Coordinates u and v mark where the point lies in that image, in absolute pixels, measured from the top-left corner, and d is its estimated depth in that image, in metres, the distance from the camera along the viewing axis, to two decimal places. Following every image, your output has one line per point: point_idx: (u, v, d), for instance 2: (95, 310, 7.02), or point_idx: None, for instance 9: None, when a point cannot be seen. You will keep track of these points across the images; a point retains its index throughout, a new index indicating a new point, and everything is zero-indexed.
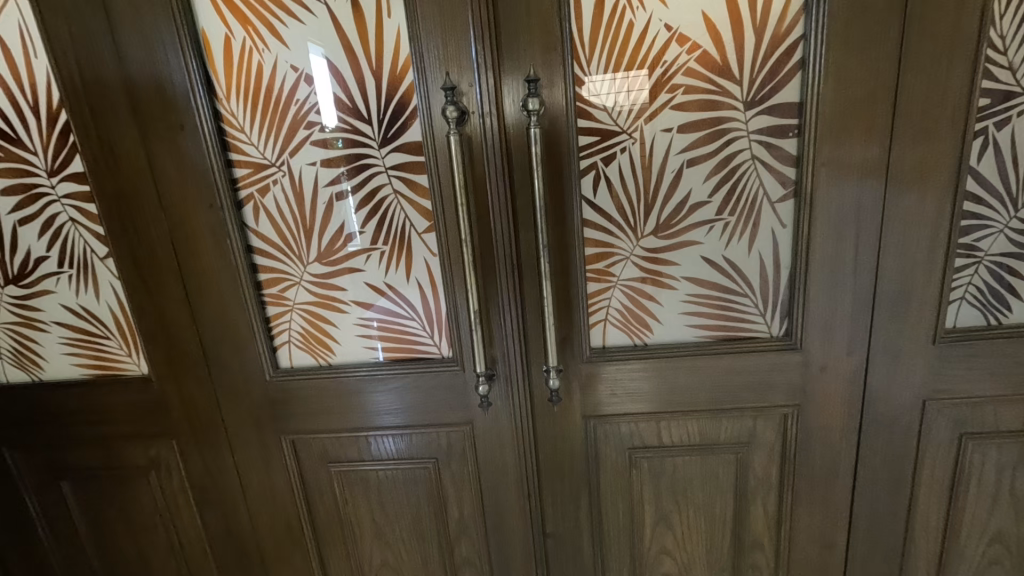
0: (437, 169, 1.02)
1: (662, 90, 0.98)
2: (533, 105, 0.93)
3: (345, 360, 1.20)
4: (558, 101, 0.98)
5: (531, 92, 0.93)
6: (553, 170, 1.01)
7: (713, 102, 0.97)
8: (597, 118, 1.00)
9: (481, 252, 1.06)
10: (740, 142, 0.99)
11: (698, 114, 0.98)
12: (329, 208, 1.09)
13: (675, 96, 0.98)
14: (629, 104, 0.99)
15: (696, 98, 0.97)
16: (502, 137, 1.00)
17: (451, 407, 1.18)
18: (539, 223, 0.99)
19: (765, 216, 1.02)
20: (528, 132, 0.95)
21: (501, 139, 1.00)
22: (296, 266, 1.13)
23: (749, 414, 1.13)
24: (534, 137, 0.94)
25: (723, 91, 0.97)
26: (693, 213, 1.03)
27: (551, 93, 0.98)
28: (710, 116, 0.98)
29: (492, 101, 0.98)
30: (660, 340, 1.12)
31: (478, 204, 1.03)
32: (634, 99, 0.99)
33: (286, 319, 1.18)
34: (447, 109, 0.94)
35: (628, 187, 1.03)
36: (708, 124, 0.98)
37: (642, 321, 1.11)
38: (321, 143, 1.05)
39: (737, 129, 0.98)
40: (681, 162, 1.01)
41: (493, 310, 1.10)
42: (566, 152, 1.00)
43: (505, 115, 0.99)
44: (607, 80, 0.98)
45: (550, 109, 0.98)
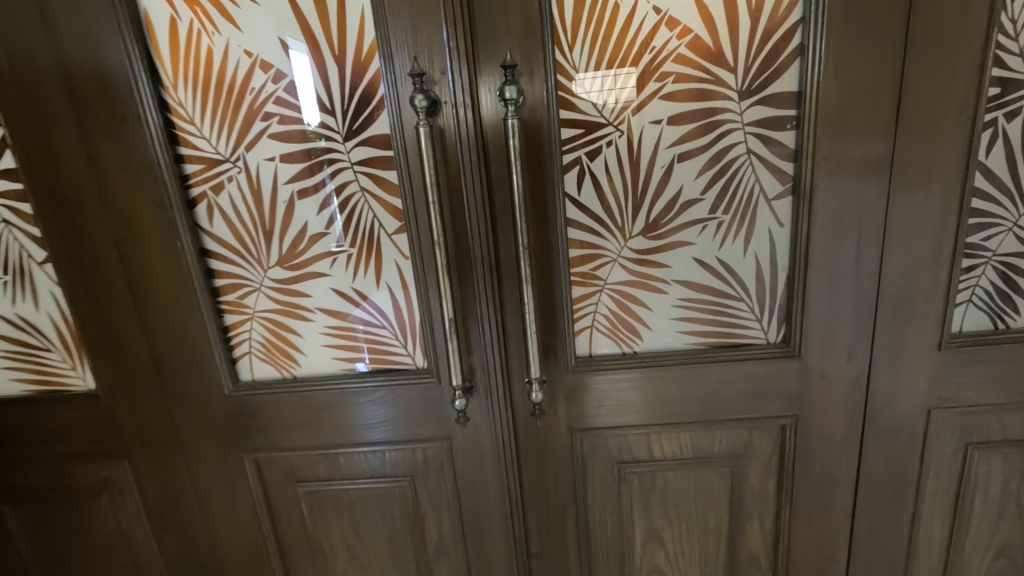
0: (406, 165, 0.94)
1: (651, 79, 0.91)
2: (511, 95, 0.85)
3: (312, 372, 1.11)
4: (538, 91, 0.90)
5: (508, 79, 0.85)
6: (534, 167, 0.93)
7: (706, 91, 0.90)
8: (581, 108, 0.92)
9: (456, 255, 0.98)
10: (735, 135, 0.91)
11: (690, 105, 0.91)
12: (291, 208, 1.00)
13: (665, 85, 0.90)
14: (615, 93, 0.91)
15: (688, 87, 0.90)
16: (478, 129, 0.91)
17: (427, 423, 1.09)
18: (519, 223, 0.90)
19: (762, 215, 0.95)
20: (505, 123, 0.86)
21: (477, 132, 0.91)
22: (256, 271, 1.04)
23: (745, 425, 1.06)
24: (511, 130, 0.86)
25: (716, 80, 0.89)
26: (685, 212, 0.96)
27: (531, 82, 0.90)
28: (703, 106, 0.91)
29: (465, 90, 0.90)
30: (650, 348, 1.05)
31: (452, 203, 0.95)
32: (620, 89, 0.91)
33: (247, 329, 1.08)
34: (415, 97, 0.85)
35: (615, 183, 0.95)
36: (700, 116, 0.91)
37: (631, 328, 1.04)
38: (279, 136, 0.96)
39: (731, 121, 0.91)
40: (671, 156, 0.93)
41: (471, 317, 1.02)
42: (547, 147, 0.92)
43: (480, 105, 0.91)
44: (591, 69, 0.91)
45: (530, 100, 0.90)
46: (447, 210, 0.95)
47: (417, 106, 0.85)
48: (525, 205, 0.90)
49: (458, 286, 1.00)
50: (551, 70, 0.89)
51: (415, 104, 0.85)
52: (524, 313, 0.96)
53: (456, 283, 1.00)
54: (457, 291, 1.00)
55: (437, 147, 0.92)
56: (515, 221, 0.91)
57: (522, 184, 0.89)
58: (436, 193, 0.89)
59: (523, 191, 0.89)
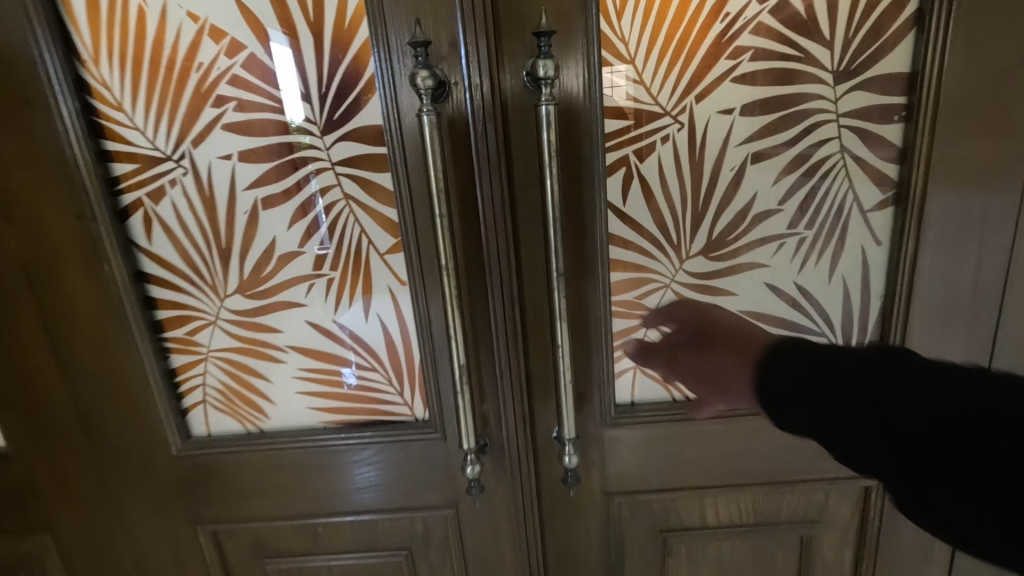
0: (402, 167, 0.72)
1: (721, 57, 0.71)
2: (548, 72, 0.64)
3: (283, 425, 0.88)
4: (578, 72, 0.70)
5: (543, 53, 0.64)
6: (569, 170, 0.73)
7: (793, 73, 0.71)
8: (631, 93, 0.72)
9: (468, 281, 0.77)
10: (826, 130, 0.72)
11: (771, 91, 0.71)
12: (253, 220, 0.77)
13: (740, 63, 0.71)
14: (675, 74, 0.72)
15: (770, 65, 0.71)
16: (499, 121, 0.70)
17: (430, 488, 0.88)
18: (552, 243, 0.70)
19: (855, 230, 0.76)
20: (538, 111, 0.66)
21: (498, 124, 0.70)
22: (210, 300, 0.82)
23: (822, 486, 0.87)
24: (546, 121, 0.65)
25: (806, 58, 0.70)
26: (758, 226, 0.77)
27: (569, 60, 0.69)
28: (787, 91, 0.71)
29: (483, 69, 0.68)
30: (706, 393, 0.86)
31: (463, 216, 0.74)
32: (682, 68, 0.71)
33: (200, 373, 0.86)
34: (417, 75, 0.63)
35: (671, 190, 0.76)
36: (783, 104, 0.72)
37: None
38: (236, 127, 0.73)
39: (822, 111, 0.72)
40: (744, 155, 0.74)
41: (486, 358, 0.81)
42: (588, 145, 0.72)
43: (503, 89, 0.70)
44: (645, 42, 0.70)
45: (567, 83, 0.70)
46: (456, 224, 0.74)
47: (420, 88, 0.64)
48: (561, 218, 0.70)
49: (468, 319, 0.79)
50: (596, 44, 0.69)
51: (416, 84, 0.63)
52: (555, 354, 0.76)
53: (467, 317, 0.79)
54: (468, 326, 0.79)
55: (446, 143, 0.71)
56: (547, 239, 0.70)
57: (557, 191, 0.69)
58: (444, 203, 0.67)
59: (559, 201, 0.69)
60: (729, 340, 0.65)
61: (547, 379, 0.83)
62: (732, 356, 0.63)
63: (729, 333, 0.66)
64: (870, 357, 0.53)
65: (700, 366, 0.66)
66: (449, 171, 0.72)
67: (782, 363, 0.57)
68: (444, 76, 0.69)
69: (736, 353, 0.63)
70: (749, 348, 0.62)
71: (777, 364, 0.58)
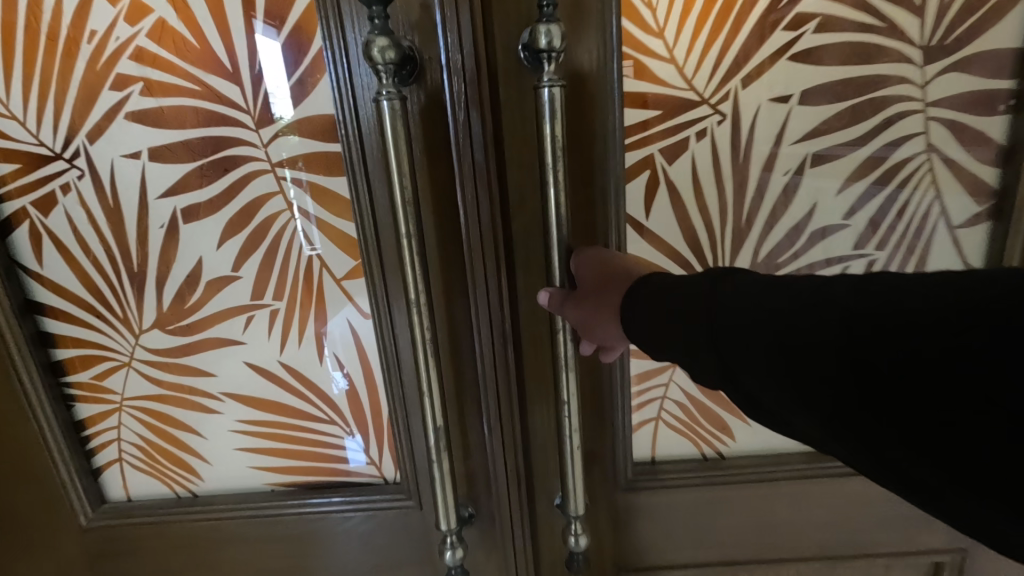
0: (361, 170, 0.55)
1: (776, 28, 0.57)
2: (553, 42, 0.48)
3: (221, 487, 0.71)
4: (589, 50, 0.55)
5: (546, 17, 0.48)
6: (577, 175, 0.58)
7: (869, 49, 0.57)
8: (659, 76, 0.58)
9: (445, 315, 0.60)
10: (909, 125, 0.60)
11: (841, 73, 0.58)
12: (173, 237, 0.60)
13: (803, 35, 0.57)
14: (714, 52, 0.57)
15: (841, 38, 0.57)
16: (488, 111, 0.53)
17: (404, 565, 0.71)
18: (556, 267, 0.55)
19: (938, 250, 0.63)
20: (539, 94, 0.50)
21: (490, 115, 0.53)
22: (123, 337, 0.65)
23: (883, 563, 0.71)
24: (550, 108, 0.50)
25: (888, 28, 0.57)
26: (813, 247, 0.64)
27: (579, 34, 0.54)
28: (862, 72, 0.58)
29: (470, 40, 0.51)
30: (742, 448, 0.71)
31: (439, 233, 0.58)
32: (724, 44, 0.57)
33: (113, 425, 0.69)
34: (374, 42, 0.44)
35: (708, 200, 0.62)
36: (855, 90, 0.58)
37: (716, 420, 0.70)
38: (143, 117, 0.56)
39: (905, 100, 0.59)
40: (803, 155, 0.60)
41: (469, 409, 0.64)
42: (601, 142, 0.57)
43: (493, 65, 0.53)
44: (680, 8, 0.56)
45: (574, 64, 0.55)
46: (429, 242, 0.58)
47: (380, 61, 0.44)
48: (567, 236, 0.54)
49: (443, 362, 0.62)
50: (615, 14, 0.54)
51: (370, 55, 0.44)
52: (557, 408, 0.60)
53: (444, 359, 0.62)
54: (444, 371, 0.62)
55: (416, 139, 0.55)
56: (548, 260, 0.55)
57: (563, 201, 0.53)
58: (411, 219, 0.49)
59: (565, 214, 0.54)
60: (610, 277, 0.53)
61: (548, 434, 0.66)
62: (612, 295, 0.52)
63: (600, 263, 0.54)
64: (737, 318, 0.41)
65: (579, 310, 0.54)
66: (421, 175, 0.56)
67: (644, 294, 0.49)
68: (413, 51, 0.52)
69: (614, 291, 0.52)
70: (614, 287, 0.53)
71: (640, 298, 0.49)
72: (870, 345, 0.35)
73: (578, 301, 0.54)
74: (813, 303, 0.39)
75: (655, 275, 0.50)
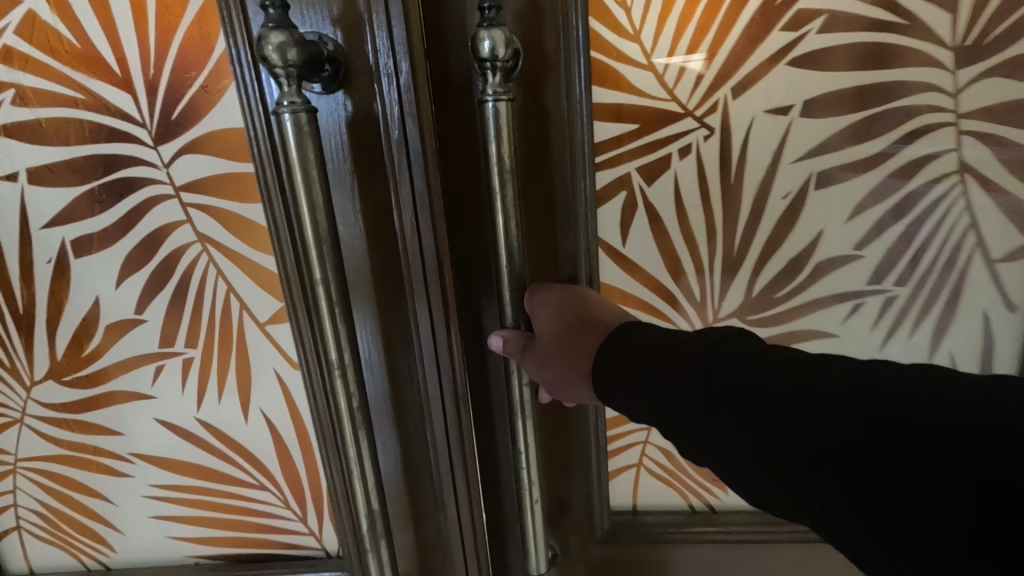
0: (270, 195, 0.46)
1: (772, 29, 0.52)
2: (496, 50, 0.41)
3: (138, 558, 0.61)
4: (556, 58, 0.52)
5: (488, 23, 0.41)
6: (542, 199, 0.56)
7: (887, 51, 0.52)
8: (640, 88, 0.55)
9: (384, 363, 0.51)
10: (941, 138, 0.54)
11: (851, 78, 0.53)
12: (64, 274, 0.50)
13: (807, 35, 0.52)
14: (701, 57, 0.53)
15: (852, 40, 0.52)
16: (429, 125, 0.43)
17: None
18: (507, 305, 0.48)
19: (972, 287, 0.58)
20: (482, 109, 0.43)
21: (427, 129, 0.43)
22: (13, 388, 0.55)
23: None
24: (495, 125, 0.43)
25: (910, 26, 0.51)
26: (818, 280, 0.59)
27: (539, 48, 0.52)
28: (876, 78, 0.53)
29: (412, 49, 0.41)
30: (738, 502, 0.61)
31: (373, 265, 0.48)
32: (711, 47, 0.53)
33: (7, 490, 0.59)
34: (268, 39, 0.34)
35: (694, 225, 0.58)
36: (872, 99, 0.53)
37: (706, 471, 0.60)
38: (19, 130, 0.46)
39: (935, 110, 0.54)
40: (806, 175, 0.56)
41: (421, 473, 0.54)
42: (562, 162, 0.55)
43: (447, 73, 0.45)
44: (659, 9, 0.52)
45: (531, 79, 0.53)
46: (360, 278, 0.48)
47: (285, 62, 0.34)
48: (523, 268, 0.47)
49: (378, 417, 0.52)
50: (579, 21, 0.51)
51: (264, 54, 0.34)
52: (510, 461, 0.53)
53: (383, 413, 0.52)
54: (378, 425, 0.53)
55: (339, 160, 0.45)
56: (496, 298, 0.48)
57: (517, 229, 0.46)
58: (320, 253, 0.38)
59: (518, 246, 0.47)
60: (573, 327, 0.45)
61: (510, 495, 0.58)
62: (577, 353, 0.44)
63: (561, 299, 0.47)
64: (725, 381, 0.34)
65: (541, 365, 0.46)
66: (346, 198, 0.46)
67: (616, 349, 0.41)
68: (337, 54, 0.42)
69: (579, 347, 0.44)
70: (582, 342, 0.44)
71: (611, 356, 0.41)
72: (898, 428, 0.27)
73: (536, 350, 0.47)
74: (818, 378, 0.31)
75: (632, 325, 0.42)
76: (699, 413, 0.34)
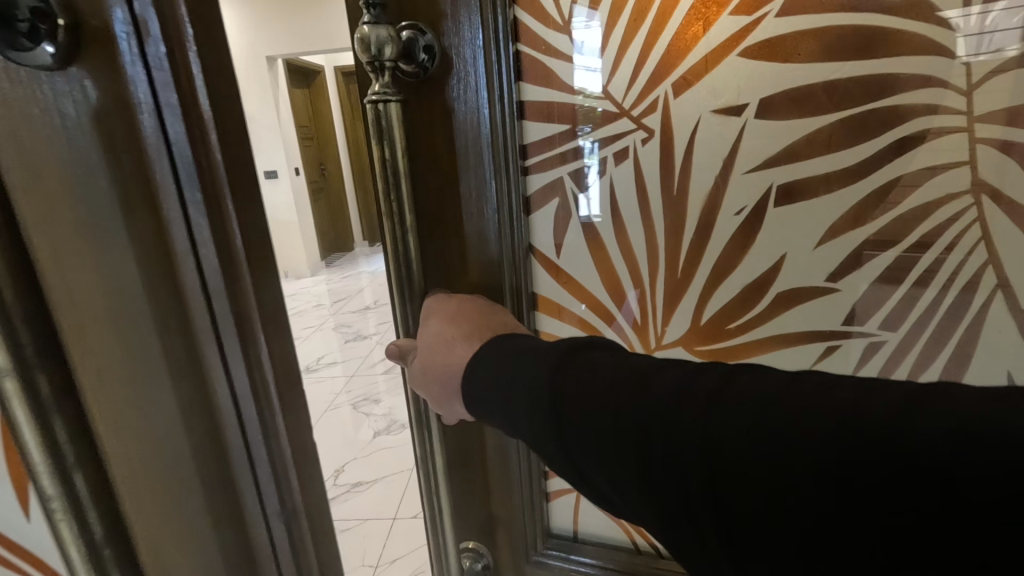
0: (40, 226, 0.42)
1: (721, 13, 0.47)
2: (381, 50, 0.46)
3: None
4: (464, 72, 0.51)
5: (370, 20, 0.46)
6: (455, 214, 0.56)
7: (869, 35, 0.44)
8: (574, 86, 0.51)
9: (178, 411, 0.48)
10: (948, 148, 0.45)
11: (817, 72, 0.46)
12: None
13: (766, 17, 0.46)
14: (638, 48, 0.49)
15: (823, 22, 0.45)
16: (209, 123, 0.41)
17: None
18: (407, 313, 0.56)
19: (994, 340, 0.47)
20: (374, 109, 0.49)
21: (209, 135, 0.41)
22: None
23: None
24: (387, 126, 0.50)
25: (902, 4, 0.43)
26: (784, 310, 0.52)
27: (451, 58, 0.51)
28: (855, 71, 0.45)
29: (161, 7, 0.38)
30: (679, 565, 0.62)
31: (155, 308, 0.46)
32: (652, 37, 0.48)
33: None
34: None
35: (631, 237, 0.53)
36: (849, 98, 0.46)
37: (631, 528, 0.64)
38: None
39: (942, 112, 0.44)
40: (764, 187, 0.49)
41: (245, 520, 0.51)
42: (468, 175, 0.54)
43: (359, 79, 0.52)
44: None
45: (451, 86, 0.52)
46: (144, 325, 0.46)
47: None
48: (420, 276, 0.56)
49: (152, 474, 0.48)
50: (502, 19, 0.50)
51: None
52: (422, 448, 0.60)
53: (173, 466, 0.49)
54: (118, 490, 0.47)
55: (96, 172, 0.42)
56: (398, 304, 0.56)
57: (414, 245, 0.55)
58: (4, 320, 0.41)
59: (415, 256, 0.55)
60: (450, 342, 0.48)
61: (458, 497, 0.67)
62: (450, 364, 0.47)
63: (460, 309, 0.52)
64: (583, 391, 0.35)
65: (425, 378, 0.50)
66: (117, 244, 0.44)
67: (487, 360, 0.44)
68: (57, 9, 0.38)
69: (450, 364, 0.47)
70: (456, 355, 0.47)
71: (487, 360, 0.44)
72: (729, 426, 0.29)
73: (421, 363, 0.50)
74: (659, 394, 0.32)
75: (510, 336, 0.46)
76: (521, 417, 0.39)
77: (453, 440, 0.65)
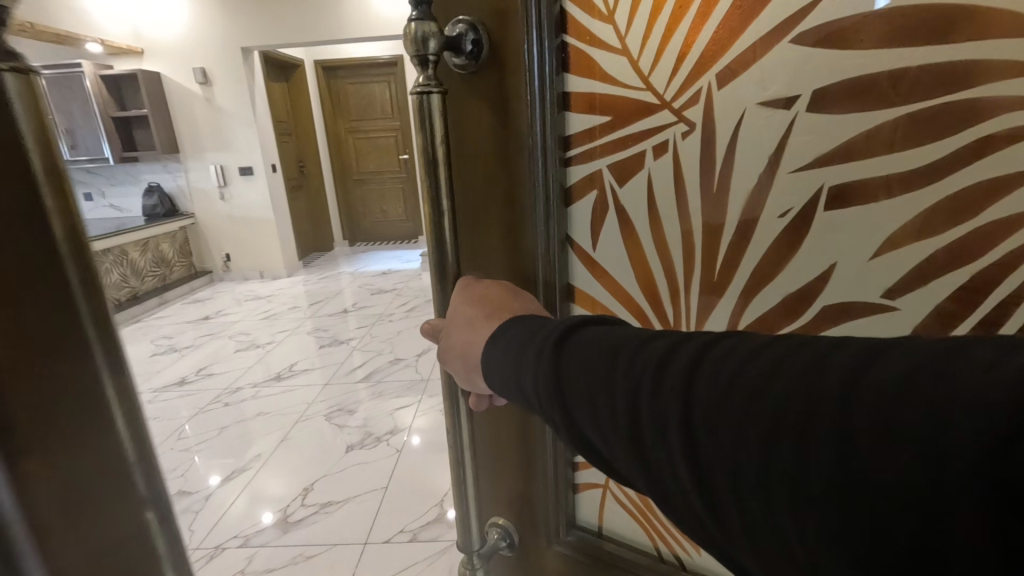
0: None
1: None
2: (427, 43, 0.40)
3: None
4: (518, 55, 0.44)
5: (420, 16, 0.40)
6: (495, 205, 0.50)
7: (947, 15, 0.35)
8: (612, 75, 0.45)
9: None
10: None
11: (884, 60, 0.38)
12: None
13: None
14: (682, 35, 0.42)
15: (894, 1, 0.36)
16: None
17: None
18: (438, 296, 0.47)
19: None
20: (416, 100, 0.42)
21: None
22: None
23: None
24: (431, 120, 0.43)
25: None
26: (829, 326, 0.45)
27: (502, 43, 0.44)
28: (931, 59, 0.37)
29: None
30: (713, 567, 0.52)
31: None
32: (697, 23, 0.41)
33: None
34: None
35: (670, 235, 0.47)
36: (924, 89, 0.37)
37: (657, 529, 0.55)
38: None
39: None
40: (814, 188, 0.42)
41: None
42: (511, 162, 0.47)
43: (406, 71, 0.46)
44: None
45: (496, 71, 0.45)
46: None
47: None
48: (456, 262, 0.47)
49: None
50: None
51: None
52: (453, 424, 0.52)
53: None
54: None
55: None
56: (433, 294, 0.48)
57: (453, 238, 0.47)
58: None
59: (451, 247, 0.46)
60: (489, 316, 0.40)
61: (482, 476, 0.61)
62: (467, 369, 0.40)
63: (487, 289, 0.43)
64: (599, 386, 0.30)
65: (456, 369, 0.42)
66: None
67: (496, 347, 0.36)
68: None
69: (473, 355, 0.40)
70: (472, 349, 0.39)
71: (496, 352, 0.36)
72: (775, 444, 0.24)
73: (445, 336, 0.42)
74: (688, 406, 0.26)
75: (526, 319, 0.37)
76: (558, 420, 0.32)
77: (483, 420, 0.58)
